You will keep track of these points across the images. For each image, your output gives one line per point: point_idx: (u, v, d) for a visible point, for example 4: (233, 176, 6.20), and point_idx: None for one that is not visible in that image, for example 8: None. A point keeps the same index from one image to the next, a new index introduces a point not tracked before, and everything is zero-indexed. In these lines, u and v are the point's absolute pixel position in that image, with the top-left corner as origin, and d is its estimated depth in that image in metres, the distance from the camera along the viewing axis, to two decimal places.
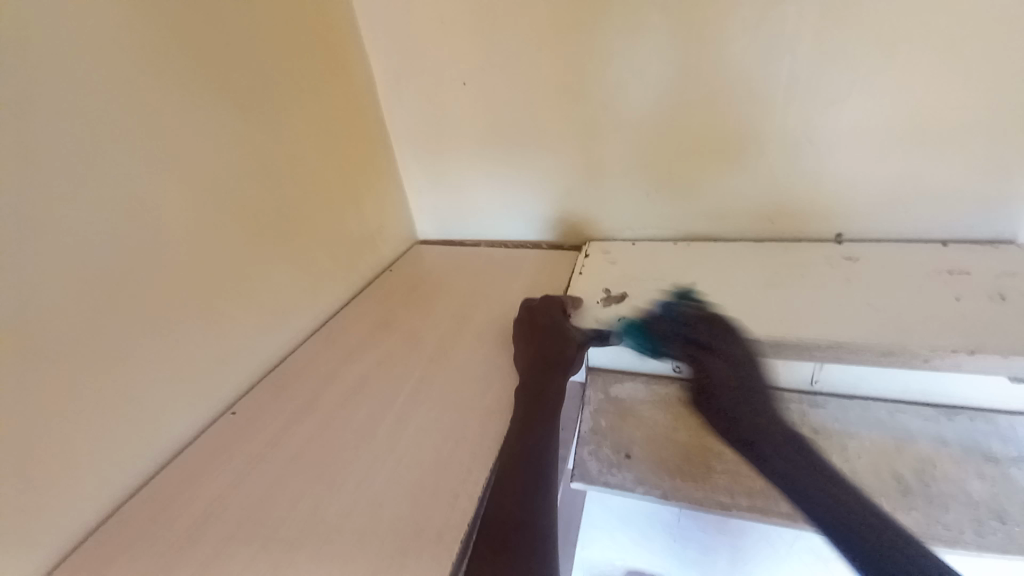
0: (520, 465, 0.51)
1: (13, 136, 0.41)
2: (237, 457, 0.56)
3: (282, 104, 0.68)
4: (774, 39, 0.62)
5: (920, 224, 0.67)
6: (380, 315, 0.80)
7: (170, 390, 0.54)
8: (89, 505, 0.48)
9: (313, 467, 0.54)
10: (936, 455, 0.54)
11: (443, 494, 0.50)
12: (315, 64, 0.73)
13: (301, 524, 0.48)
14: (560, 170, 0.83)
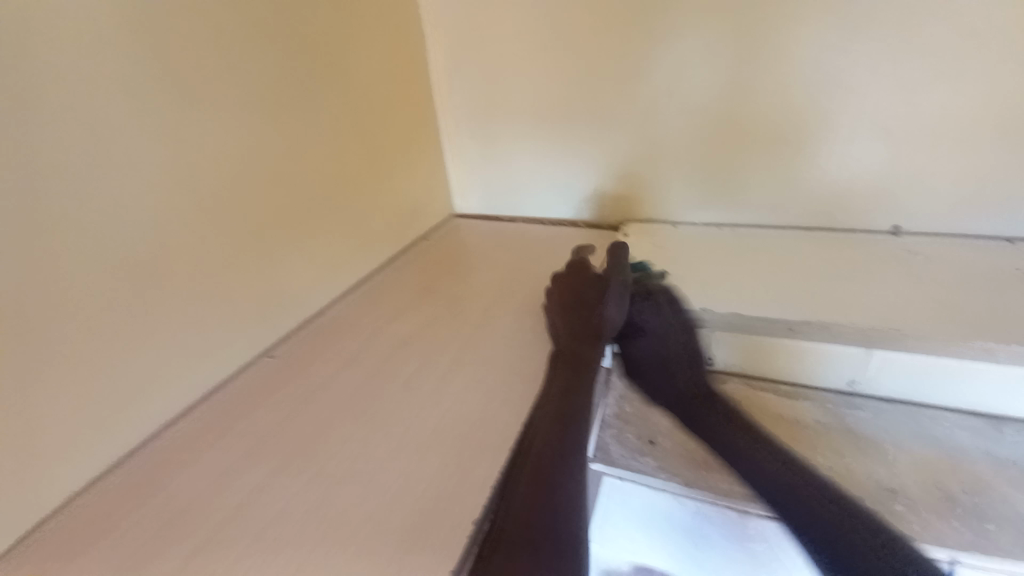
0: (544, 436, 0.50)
1: (118, 83, 0.51)
2: (283, 390, 0.65)
3: (344, 82, 0.79)
4: (841, 42, 0.69)
5: (983, 222, 0.71)
6: (420, 276, 0.87)
7: (229, 320, 0.65)
8: (163, 408, 0.59)
9: (359, 407, 0.61)
10: (983, 471, 0.52)
11: (472, 441, 0.54)
12: (376, 46, 0.84)
13: (349, 456, 0.54)
14: (609, 151, 0.88)
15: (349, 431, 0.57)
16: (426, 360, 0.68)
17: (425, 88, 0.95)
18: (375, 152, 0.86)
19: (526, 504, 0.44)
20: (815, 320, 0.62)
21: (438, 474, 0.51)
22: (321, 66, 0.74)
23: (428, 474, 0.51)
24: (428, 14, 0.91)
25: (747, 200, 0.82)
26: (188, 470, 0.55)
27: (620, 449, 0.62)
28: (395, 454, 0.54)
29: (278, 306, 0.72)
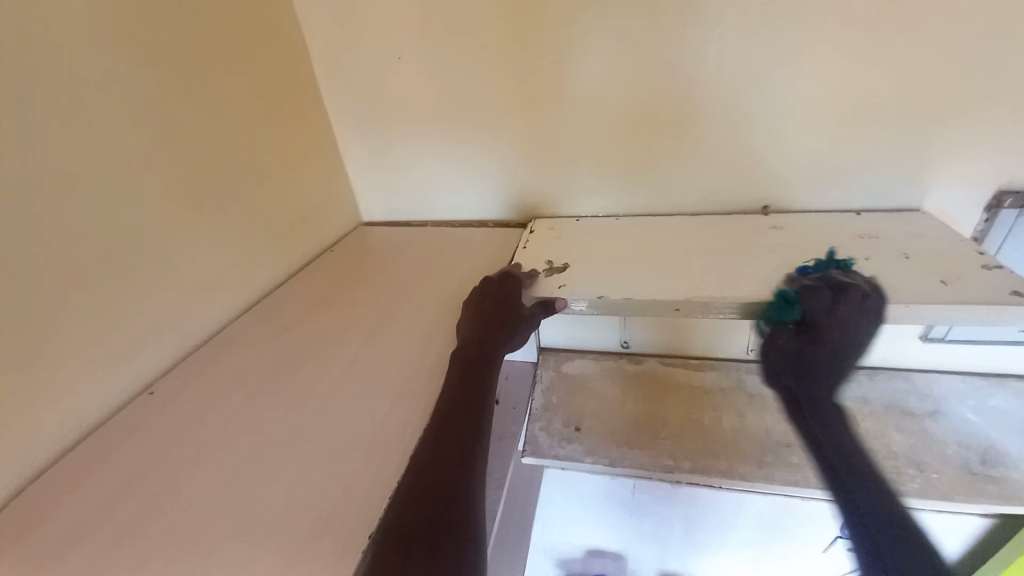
0: (439, 439, 0.51)
1: None
2: (158, 431, 0.60)
3: (212, 86, 0.72)
4: (701, 26, 0.69)
5: (841, 195, 0.75)
6: (320, 288, 0.84)
7: (84, 366, 0.59)
8: (10, 470, 0.54)
9: (240, 438, 0.57)
10: (862, 411, 0.79)
11: (363, 457, 0.52)
12: (245, 44, 0.77)
13: (224, 491, 0.51)
14: (504, 148, 0.86)
15: (225, 466, 0.54)
16: (321, 376, 0.64)
17: (306, 88, 0.90)
18: (255, 160, 0.80)
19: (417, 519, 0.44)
20: (694, 297, 0.63)
21: (326, 489, 0.50)
22: (181, 75, 0.67)
23: (307, 496, 0.49)
24: (299, 8, 0.85)
25: (635, 189, 0.84)
26: (40, 533, 0.50)
27: (547, 437, 0.81)
28: (271, 483, 0.51)
29: (153, 335, 0.67)
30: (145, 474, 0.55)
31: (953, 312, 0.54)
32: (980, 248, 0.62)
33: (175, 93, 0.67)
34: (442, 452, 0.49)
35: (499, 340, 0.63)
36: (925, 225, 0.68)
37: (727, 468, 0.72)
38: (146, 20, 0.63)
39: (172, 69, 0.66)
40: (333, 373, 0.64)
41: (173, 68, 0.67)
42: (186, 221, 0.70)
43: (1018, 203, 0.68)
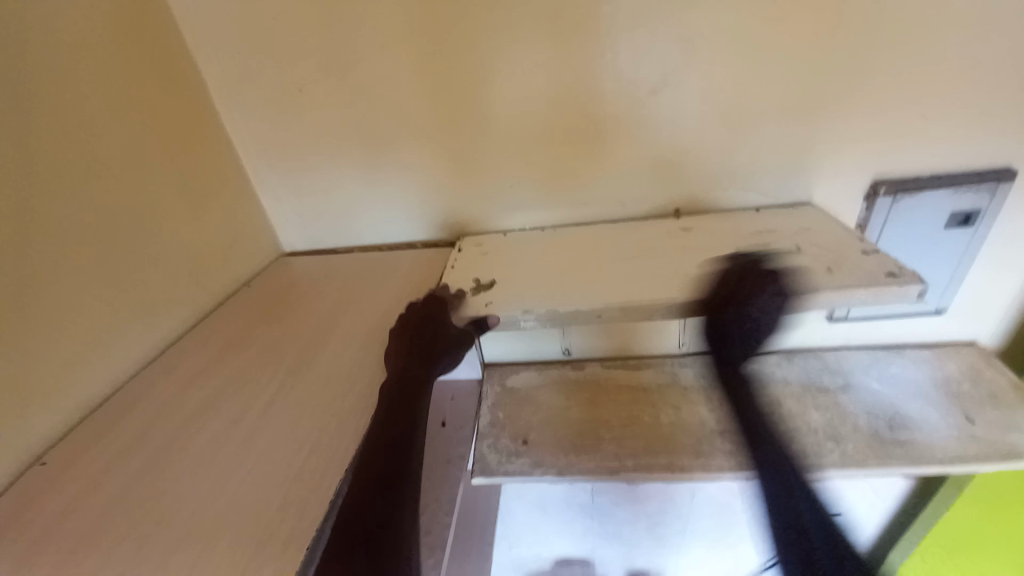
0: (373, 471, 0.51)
1: None
2: (46, 508, 0.53)
3: (95, 122, 0.67)
4: (601, 43, 0.72)
5: (742, 195, 0.81)
6: (237, 330, 0.78)
7: None
8: None
9: (142, 503, 0.52)
10: (783, 392, 0.83)
11: (282, 506, 0.49)
12: (126, 75, 0.72)
13: (121, 568, 0.46)
14: (423, 169, 0.86)
15: (123, 538, 0.48)
16: (236, 423, 0.60)
17: (205, 117, 0.84)
18: (150, 197, 0.74)
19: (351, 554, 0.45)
20: (614, 304, 0.65)
21: (243, 550, 0.46)
22: (56, 114, 0.62)
23: (217, 559, 0.45)
24: (188, 33, 0.80)
25: (556, 201, 0.86)
26: None
27: (496, 455, 0.80)
28: (176, 550, 0.47)
29: (38, 400, 0.60)
30: (26, 562, 0.48)
31: (837, 296, 0.59)
32: (860, 236, 0.68)
33: (45, 131, 0.61)
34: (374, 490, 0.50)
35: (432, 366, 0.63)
36: (814, 218, 0.75)
37: (668, 463, 0.74)
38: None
39: (45, 108, 0.61)
40: (248, 422, 0.60)
41: (40, 105, 0.60)
42: (73, 272, 0.63)
43: (890, 191, 0.75)
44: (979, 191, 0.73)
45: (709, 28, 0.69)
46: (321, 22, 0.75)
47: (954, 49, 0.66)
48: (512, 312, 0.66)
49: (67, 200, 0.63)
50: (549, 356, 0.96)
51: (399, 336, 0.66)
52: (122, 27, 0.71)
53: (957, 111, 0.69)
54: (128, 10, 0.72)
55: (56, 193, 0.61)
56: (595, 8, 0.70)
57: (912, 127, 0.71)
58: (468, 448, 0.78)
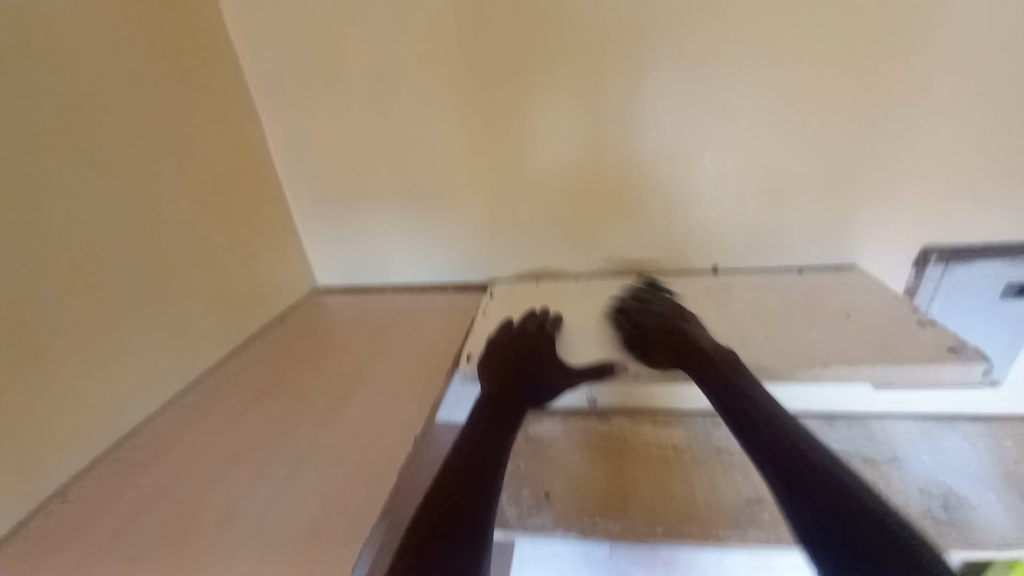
0: (451, 486, 0.52)
1: None
2: (68, 553, 0.51)
3: (158, 162, 0.70)
4: (644, 99, 0.72)
5: (783, 256, 0.79)
6: (272, 369, 0.79)
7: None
8: None
9: (164, 555, 0.50)
10: (824, 462, 0.77)
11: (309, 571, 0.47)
12: (195, 122, 0.76)
13: None
14: (461, 215, 0.87)
15: None
16: (265, 471, 0.59)
17: (259, 160, 0.89)
18: (203, 235, 0.77)
19: (428, 553, 0.45)
20: (652, 366, 0.64)
21: None
22: (125, 154, 0.65)
23: None
24: (253, 84, 0.86)
25: (590, 252, 0.85)
26: None
27: (516, 509, 0.76)
28: None
29: (75, 433, 0.60)
30: None
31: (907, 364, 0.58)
32: (913, 306, 0.66)
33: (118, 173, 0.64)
34: (452, 500, 0.50)
35: (527, 402, 0.63)
36: (859, 283, 0.73)
37: (699, 532, 0.70)
38: (86, 97, 0.60)
39: (117, 149, 0.64)
40: (279, 471, 0.59)
41: (118, 150, 0.64)
42: (122, 303, 0.65)
43: (941, 260, 0.74)
44: None
45: (754, 91, 0.69)
46: (378, 79, 0.80)
47: (1005, 126, 0.66)
48: (559, 366, 0.67)
49: (126, 238, 0.65)
50: (573, 407, 0.90)
51: (495, 360, 0.67)
52: (197, 79, 0.76)
53: (1010, 186, 0.69)
54: (205, 64, 0.78)
55: (119, 232, 0.64)
56: (643, 67, 0.71)
57: (966, 200, 0.70)
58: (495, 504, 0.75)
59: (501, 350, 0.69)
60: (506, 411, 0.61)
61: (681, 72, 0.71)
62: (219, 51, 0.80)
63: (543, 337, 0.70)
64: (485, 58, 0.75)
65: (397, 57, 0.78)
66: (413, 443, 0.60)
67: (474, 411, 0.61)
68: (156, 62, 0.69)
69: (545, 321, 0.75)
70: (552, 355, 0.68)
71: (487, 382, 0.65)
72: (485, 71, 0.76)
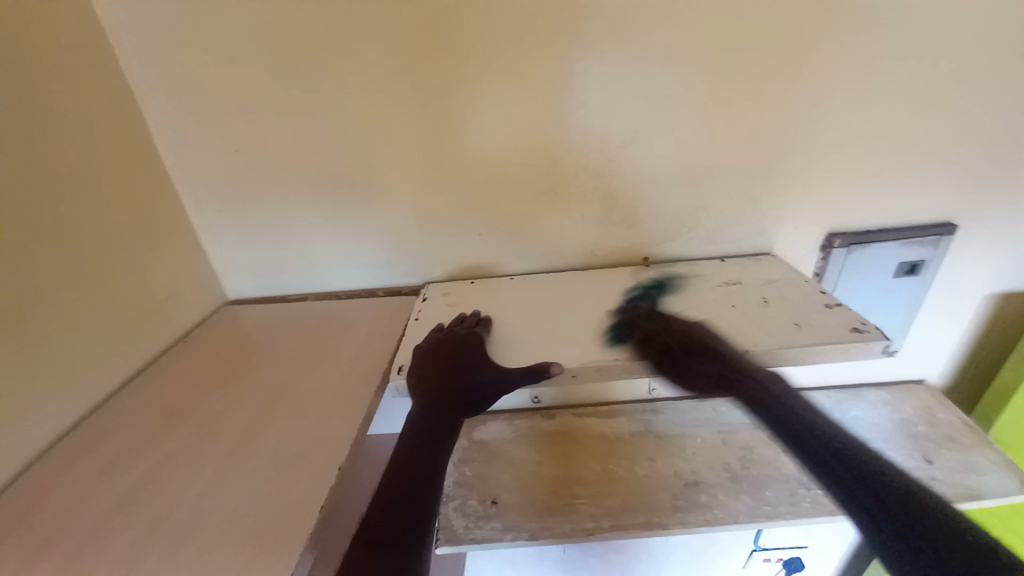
0: (387, 517, 0.49)
1: None
2: None
3: (23, 165, 0.60)
4: (568, 91, 0.72)
5: (707, 245, 0.83)
6: (170, 398, 0.69)
7: None
8: None
9: None
10: (753, 439, 0.81)
11: None
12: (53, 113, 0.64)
13: None
14: (392, 214, 0.83)
15: None
16: (167, 514, 0.51)
17: (144, 158, 0.77)
18: (78, 247, 0.66)
19: None
20: (588, 362, 0.65)
21: None
22: None
23: None
24: (130, 69, 0.74)
25: (524, 248, 0.85)
26: None
27: (463, 519, 0.74)
28: None
29: None
30: None
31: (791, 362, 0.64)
32: (821, 288, 0.71)
33: None
34: (387, 533, 0.48)
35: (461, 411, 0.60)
36: (774, 269, 0.78)
37: (646, 521, 0.71)
38: None
39: None
40: (176, 522, 0.50)
41: None
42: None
43: (845, 243, 0.80)
44: (923, 245, 0.79)
45: (670, 85, 0.71)
46: (287, 67, 0.73)
47: (892, 118, 0.72)
48: (492, 370, 0.63)
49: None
50: (518, 404, 0.89)
51: (424, 369, 0.64)
52: (58, 61, 0.65)
53: (902, 170, 0.76)
54: (64, 44, 0.66)
55: None
56: (565, 60, 0.70)
57: (865, 186, 0.77)
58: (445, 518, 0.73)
59: (429, 357, 0.65)
60: (440, 424, 0.58)
61: (604, 63, 0.70)
62: (82, 28, 0.68)
63: (475, 339, 0.67)
64: (403, 49, 0.71)
65: (304, 44, 0.71)
66: (332, 468, 0.55)
67: (405, 430, 0.58)
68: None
69: (473, 322, 0.71)
70: (487, 359, 0.65)
71: (416, 396, 0.62)
72: (404, 61, 0.71)
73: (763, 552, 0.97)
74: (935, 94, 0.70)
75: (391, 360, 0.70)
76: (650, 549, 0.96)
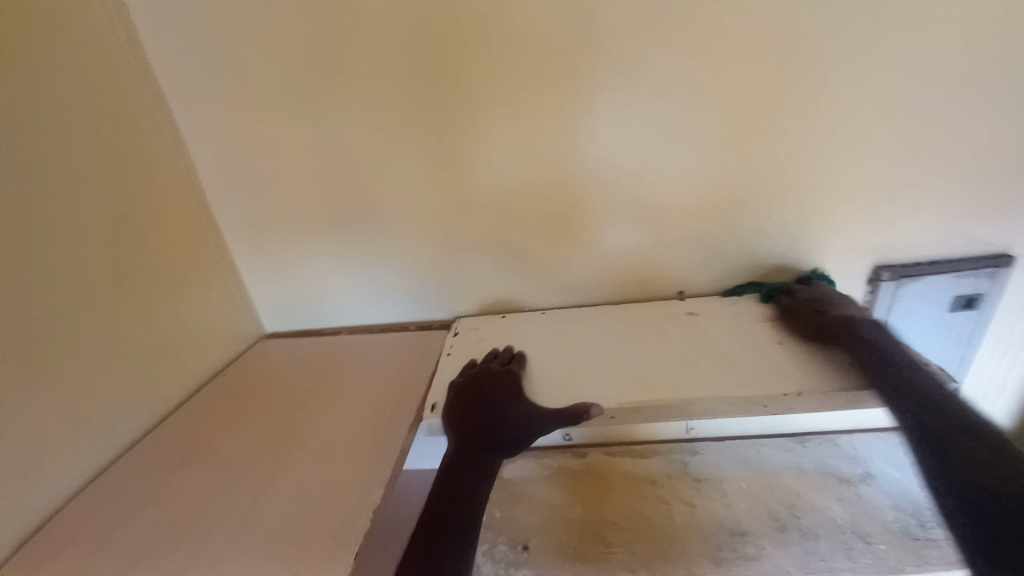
0: (424, 563, 0.47)
1: None
2: None
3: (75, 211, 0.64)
4: (594, 129, 0.73)
5: (744, 279, 0.81)
6: (200, 437, 0.69)
7: None
8: None
9: None
10: (803, 485, 0.75)
11: None
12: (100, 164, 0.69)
13: None
14: (420, 250, 0.84)
15: None
16: (195, 551, 0.51)
17: (189, 201, 0.82)
18: (118, 285, 0.69)
19: None
20: (625, 403, 0.62)
21: None
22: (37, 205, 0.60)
23: None
24: (177, 121, 0.80)
25: (554, 282, 0.84)
26: None
27: (492, 565, 0.70)
28: None
29: None
30: None
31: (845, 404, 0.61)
32: (872, 324, 0.68)
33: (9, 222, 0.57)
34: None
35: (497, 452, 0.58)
36: (818, 304, 0.74)
37: (687, 574, 0.66)
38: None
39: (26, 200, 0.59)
40: (197, 570, 0.49)
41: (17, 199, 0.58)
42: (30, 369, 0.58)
43: (894, 277, 0.76)
44: (978, 277, 0.74)
45: (697, 121, 0.71)
46: (317, 113, 0.76)
47: (933, 149, 0.69)
48: (526, 409, 0.61)
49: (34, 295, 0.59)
50: (550, 442, 0.86)
51: (457, 406, 0.62)
52: (115, 118, 0.71)
53: (950, 200, 0.72)
54: (114, 101, 0.71)
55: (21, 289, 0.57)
56: (590, 99, 0.71)
57: (909, 216, 0.74)
58: (475, 565, 0.70)
59: (463, 394, 0.64)
60: (475, 465, 0.57)
61: (629, 101, 0.71)
62: (132, 87, 0.74)
63: (508, 376, 0.66)
64: (431, 94, 0.73)
65: (336, 92, 0.74)
66: (359, 516, 0.52)
67: (440, 468, 0.57)
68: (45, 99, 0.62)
69: (505, 358, 0.70)
70: (519, 397, 0.63)
71: (451, 435, 0.60)
72: (428, 103, 0.74)
73: None
74: (979, 124, 0.67)
75: (422, 397, 0.70)
76: None
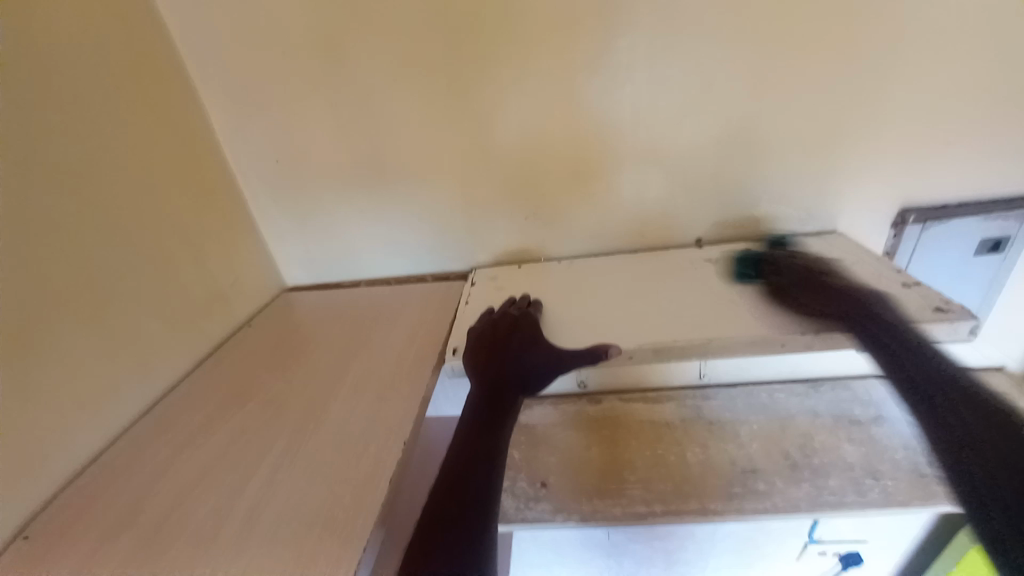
0: (456, 490, 0.51)
1: None
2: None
3: (111, 162, 0.65)
4: (611, 69, 0.70)
5: (764, 224, 0.79)
6: (235, 382, 0.72)
7: None
8: None
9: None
10: (815, 427, 0.77)
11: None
12: (122, 108, 0.68)
13: None
14: (436, 201, 0.83)
15: None
16: (246, 480, 0.55)
17: (208, 153, 0.82)
18: (152, 236, 0.71)
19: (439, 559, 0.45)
20: (644, 344, 0.63)
21: None
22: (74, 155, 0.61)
23: None
24: (192, 67, 0.78)
25: (570, 232, 0.84)
26: None
27: (514, 501, 0.74)
28: None
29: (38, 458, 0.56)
30: None
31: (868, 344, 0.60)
32: (895, 267, 0.67)
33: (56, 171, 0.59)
34: (454, 503, 0.49)
35: (519, 392, 0.60)
36: (840, 248, 0.74)
37: (701, 507, 0.69)
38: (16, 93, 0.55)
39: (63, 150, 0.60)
40: (252, 494, 0.53)
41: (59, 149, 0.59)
42: (82, 313, 0.61)
43: (920, 219, 0.75)
44: (1007, 218, 0.73)
45: (726, 55, 0.68)
46: (331, 57, 0.74)
47: (976, 77, 0.66)
48: (548, 352, 0.63)
49: (77, 243, 0.61)
50: (566, 389, 0.88)
51: (478, 351, 0.64)
52: (135, 67, 0.70)
53: (988, 134, 0.69)
54: (135, 45, 0.70)
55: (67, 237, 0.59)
56: (613, 32, 0.68)
57: (940, 155, 0.71)
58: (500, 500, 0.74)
59: (483, 339, 0.65)
60: (498, 404, 0.59)
61: (656, 39, 0.68)
62: (145, 30, 0.72)
63: (529, 322, 0.67)
64: (448, 33, 0.70)
65: (350, 32, 0.72)
66: (396, 445, 0.56)
67: (465, 408, 0.59)
68: (65, 38, 0.60)
69: (523, 305, 0.71)
70: (539, 340, 0.65)
71: (473, 378, 0.62)
72: (444, 43, 0.71)
73: (823, 546, 0.94)
74: None
75: (444, 343, 0.71)
76: (705, 541, 0.94)
